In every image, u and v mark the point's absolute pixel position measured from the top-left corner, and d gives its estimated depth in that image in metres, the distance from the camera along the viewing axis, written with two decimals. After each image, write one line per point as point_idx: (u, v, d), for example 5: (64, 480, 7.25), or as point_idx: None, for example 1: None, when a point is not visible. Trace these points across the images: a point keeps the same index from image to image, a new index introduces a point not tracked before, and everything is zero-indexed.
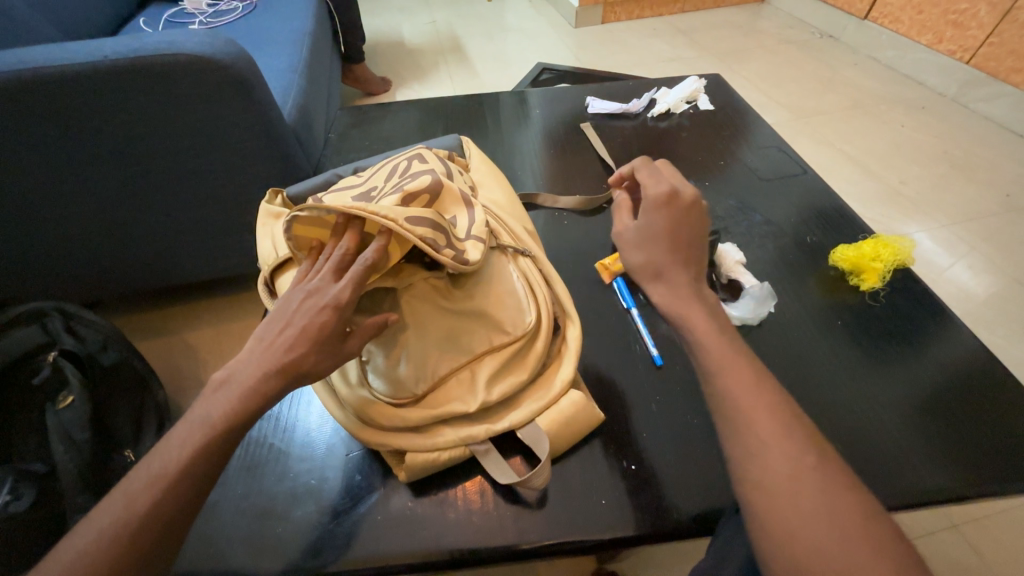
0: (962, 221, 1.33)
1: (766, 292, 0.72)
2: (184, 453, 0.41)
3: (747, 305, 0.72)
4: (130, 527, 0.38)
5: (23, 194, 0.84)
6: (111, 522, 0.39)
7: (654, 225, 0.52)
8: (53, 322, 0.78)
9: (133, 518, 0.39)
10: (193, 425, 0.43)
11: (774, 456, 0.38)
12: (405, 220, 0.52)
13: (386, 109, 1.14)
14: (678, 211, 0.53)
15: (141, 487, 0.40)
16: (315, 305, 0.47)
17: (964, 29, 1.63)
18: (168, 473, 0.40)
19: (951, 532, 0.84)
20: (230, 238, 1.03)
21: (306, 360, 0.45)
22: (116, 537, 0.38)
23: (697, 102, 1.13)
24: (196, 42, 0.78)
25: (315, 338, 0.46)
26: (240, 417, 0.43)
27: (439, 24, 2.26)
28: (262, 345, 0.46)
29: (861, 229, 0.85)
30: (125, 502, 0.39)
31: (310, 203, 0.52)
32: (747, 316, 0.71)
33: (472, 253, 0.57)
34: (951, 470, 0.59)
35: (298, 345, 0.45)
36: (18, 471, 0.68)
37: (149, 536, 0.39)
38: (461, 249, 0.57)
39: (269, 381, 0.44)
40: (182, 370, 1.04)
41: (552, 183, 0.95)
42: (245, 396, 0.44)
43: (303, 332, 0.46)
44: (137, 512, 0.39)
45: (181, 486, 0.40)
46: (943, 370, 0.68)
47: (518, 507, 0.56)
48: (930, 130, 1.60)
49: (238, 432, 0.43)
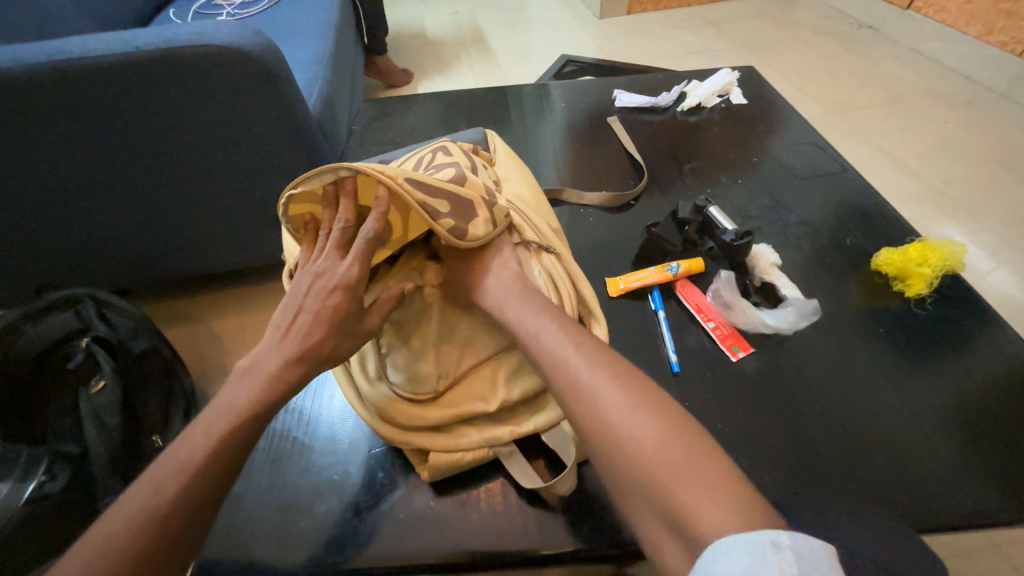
0: (1008, 224, 1.26)
1: (808, 307, 0.69)
2: (210, 441, 0.41)
3: (787, 315, 0.69)
4: (159, 516, 0.38)
5: (57, 184, 0.86)
6: (139, 508, 0.39)
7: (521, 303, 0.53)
8: (85, 308, 0.80)
9: (162, 505, 0.39)
10: (220, 413, 0.43)
11: (733, 465, 0.36)
12: (400, 184, 0.50)
13: (409, 101, 1.13)
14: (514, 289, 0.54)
15: (169, 473, 0.40)
16: (325, 287, 0.48)
17: (1017, 19, 1.53)
18: (193, 461, 0.40)
19: (991, 552, 0.80)
20: (254, 229, 1.04)
21: (322, 344, 0.47)
22: (145, 524, 0.38)
23: (729, 96, 1.09)
24: (225, 33, 0.78)
25: (332, 322, 0.47)
26: (268, 405, 0.44)
27: (461, 15, 2.23)
28: (279, 333, 0.47)
29: (904, 232, 0.81)
30: (154, 488, 0.40)
31: (302, 176, 0.49)
32: (783, 325, 0.68)
33: (477, 225, 0.56)
34: (1000, 490, 0.56)
35: (313, 328, 0.47)
36: (54, 452, 0.70)
37: (177, 524, 0.39)
38: (463, 215, 0.55)
39: (289, 368, 0.45)
40: (207, 358, 1.06)
41: (577, 178, 0.93)
42: (270, 385, 0.44)
43: (317, 316, 0.47)
44: (165, 500, 0.39)
45: (210, 475, 0.40)
46: (992, 381, 0.64)
47: (541, 511, 0.55)
48: (976, 128, 1.52)
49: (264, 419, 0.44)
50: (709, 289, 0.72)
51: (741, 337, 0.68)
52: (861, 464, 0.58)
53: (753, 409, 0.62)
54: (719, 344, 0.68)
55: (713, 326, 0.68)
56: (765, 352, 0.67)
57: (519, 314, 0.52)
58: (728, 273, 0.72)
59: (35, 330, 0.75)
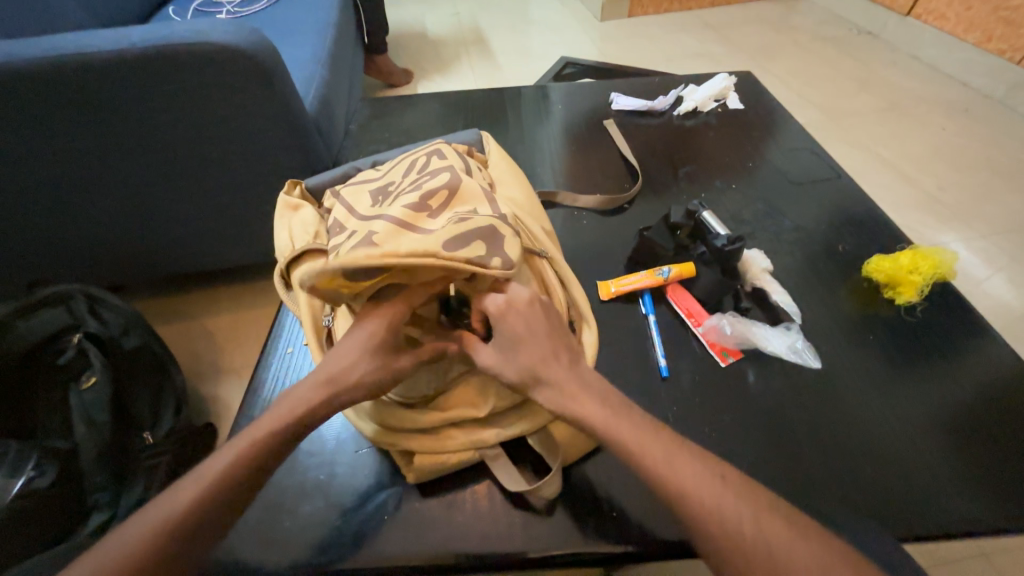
0: (1004, 231, 1.26)
1: (809, 353, 0.67)
2: (229, 458, 0.42)
3: (788, 348, 0.67)
4: (165, 529, 0.39)
5: (51, 180, 0.86)
6: (149, 523, 0.39)
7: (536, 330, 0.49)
8: (77, 305, 0.79)
9: (171, 519, 0.39)
10: (243, 436, 0.44)
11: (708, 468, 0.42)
12: (439, 246, 0.46)
13: (407, 101, 1.13)
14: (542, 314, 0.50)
15: (186, 487, 0.41)
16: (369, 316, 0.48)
17: (1016, 27, 1.53)
18: (209, 472, 0.41)
19: (979, 560, 0.80)
20: (249, 227, 1.04)
21: (352, 370, 0.46)
22: (154, 537, 0.38)
23: (725, 101, 1.09)
24: (221, 31, 0.78)
25: (369, 348, 0.47)
26: (283, 422, 0.44)
27: (462, 16, 2.24)
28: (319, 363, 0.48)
29: (897, 239, 0.81)
30: (165, 498, 0.41)
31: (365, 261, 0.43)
32: (782, 352, 0.67)
33: (511, 250, 0.50)
34: (987, 498, 0.56)
35: (346, 353, 0.47)
36: (43, 449, 0.70)
37: (185, 539, 0.39)
38: (501, 249, 0.50)
39: (315, 393, 0.45)
40: (200, 355, 1.06)
41: (572, 180, 0.93)
42: (294, 408, 0.45)
43: (356, 341, 0.47)
44: (173, 512, 0.39)
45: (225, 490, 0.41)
46: (980, 390, 0.65)
47: (526, 514, 0.55)
48: (973, 134, 1.52)
49: (280, 436, 0.44)
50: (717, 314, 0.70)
51: (734, 349, 0.67)
52: (846, 471, 0.58)
53: (743, 414, 0.62)
54: (709, 349, 0.68)
55: (702, 330, 0.68)
56: (755, 357, 0.67)
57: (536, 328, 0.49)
58: (735, 315, 0.69)
59: (25, 326, 0.75)
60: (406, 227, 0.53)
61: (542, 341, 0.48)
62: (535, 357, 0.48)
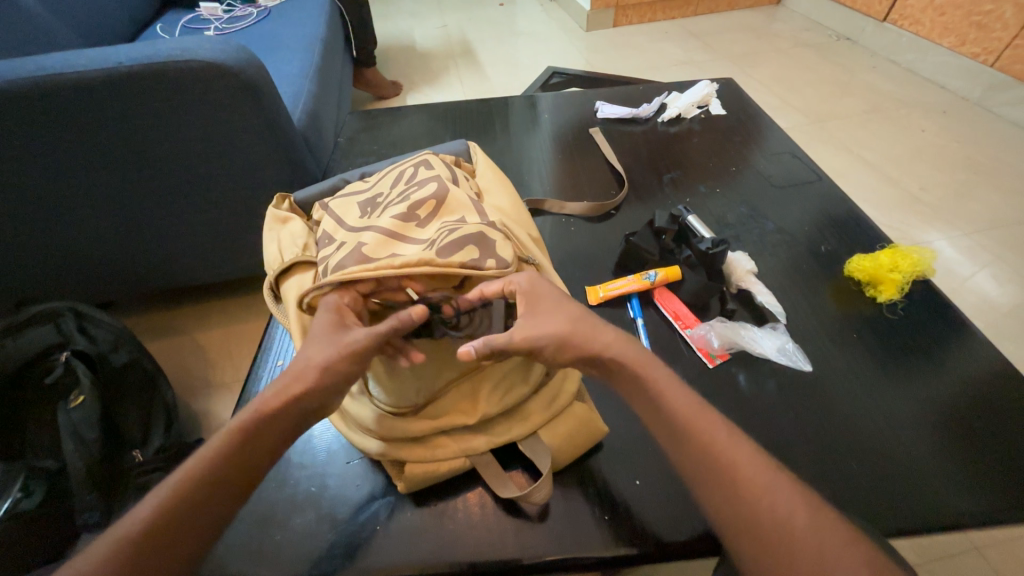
0: (986, 229, 1.29)
1: (797, 355, 0.68)
2: (196, 459, 0.42)
3: (775, 350, 0.68)
4: (134, 536, 0.38)
5: (37, 198, 0.86)
6: (119, 532, 0.38)
7: (553, 305, 0.51)
8: (66, 322, 0.79)
9: (138, 525, 0.38)
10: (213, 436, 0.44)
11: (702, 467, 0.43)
12: (435, 253, 0.51)
13: (396, 114, 1.14)
14: (543, 290, 0.52)
15: (153, 495, 0.40)
16: (333, 303, 0.51)
17: (989, 31, 1.58)
18: (173, 478, 0.41)
19: (972, 554, 0.81)
20: (239, 241, 1.04)
21: (312, 356, 0.47)
22: (122, 543, 0.38)
23: (708, 107, 1.11)
24: (207, 49, 0.79)
25: (324, 333, 0.48)
26: (250, 417, 0.44)
27: (450, 28, 2.26)
28: (287, 371, 0.47)
29: (878, 238, 0.83)
30: (127, 513, 0.40)
31: (357, 267, 0.50)
32: (769, 354, 0.68)
33: (504, 251, 0.54)
34: (974, 492, 0.57)
35: (316, 348, 0.47)
36: (30, 469, 0.70)
37: (162, 545, 0.38)
38: (494, 250, 0.53)
39: (285, 392, 0.46)
40: (191, 371, 1.05)
41: (559, 188, 0.94)
42: (265, 411, 0.45)
43: (317, 326, 0.49)
44: (139, 519, 0.39)
45: (198, 491, 0.40)
46: (963, 385, 0.66)
47: (518, 520, 0.55)
48: (952, 135, 1.56)
49: (246, 432, 0.44)
50: (705, 321, 0.71)
51: (721, 353, 0.68)
52: (834, 469, 0.58)
53: (730, 414, 0.63)
54: (698, 352, 0.68)
55: (691, 334, 0.69)
56: (743, 358, 0.68)
57: (547, 308, 0.51)
58: (723, 320, 0.70)
59: (12, 345, 0.75)
60: (395, 237, 0.55)
61: (555, 316, 0.50)
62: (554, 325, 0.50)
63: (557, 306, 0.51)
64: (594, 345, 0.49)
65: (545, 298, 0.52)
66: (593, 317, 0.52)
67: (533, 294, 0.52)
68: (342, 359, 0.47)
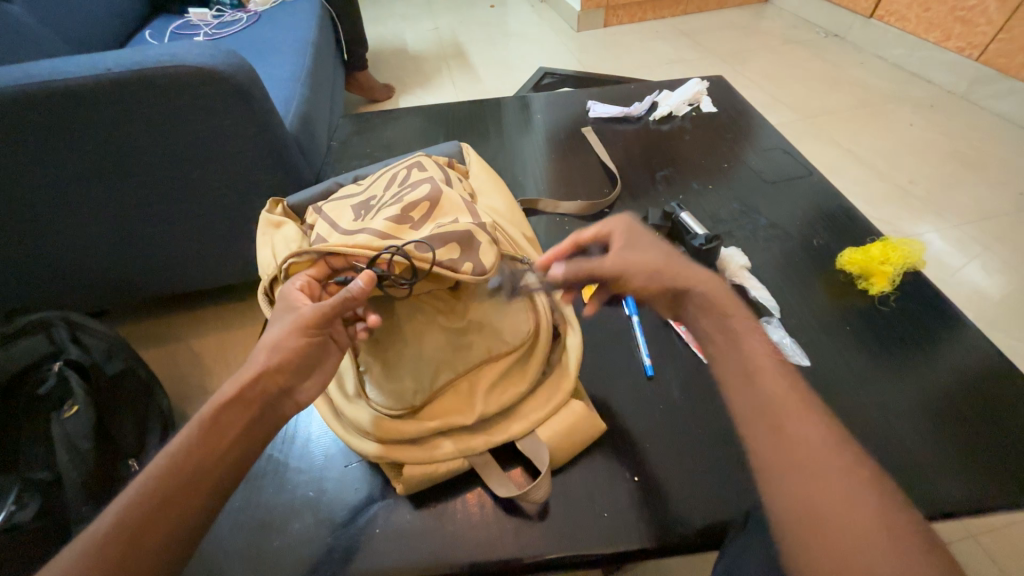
0: (975, 221, 1.30)
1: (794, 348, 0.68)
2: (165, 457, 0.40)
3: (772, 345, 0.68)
4: (101, 537, 0.36)
5: (26, 207, 0.85)
6: (90, 534, 0.36)
7: (647, 247, 0.60)
8: (58, 331, 0.78)
9: (108, 526, 0.36)
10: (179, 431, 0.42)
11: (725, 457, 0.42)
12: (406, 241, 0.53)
13: (388, 116, 1.14)
14: (639, 236, 0.61)
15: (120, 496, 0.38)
16: (295, 287, 0.52)
17: (973, 26, 1.60)
18: (139, 478, 0.39)
19: (967, 542, 0.81)
20: (233, 246, 1.03)
21: (266, 335, 0.47)
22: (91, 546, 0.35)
23: (699, 105, 1.12)
24: (198, 54, 0.78)
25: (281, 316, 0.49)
26: (215, 408, 0.43)
27: (442, 30, 2.27)
28: (248, 363, 0.46)
29: (868, 231, 0.84)
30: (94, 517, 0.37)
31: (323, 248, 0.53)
32: None
33: (487, 256, 0.54)
34: (969, 480, 0.57)
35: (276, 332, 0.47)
36: (24, 480, 0.70)
37: (131, 543, 0.36)
38: (478, 253, 0.53)
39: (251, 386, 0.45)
40: (186, 378, 1.04)
41: (553, 187, 0.95)
42: (234, 404, 0.43)
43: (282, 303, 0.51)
44: (105, 521, 0.36)
45: (168, 489, 0.38)
46: (955, 374, 0.66)
47: (518, 520, 0.55)
48: (940, 129, 1.57)
49: (215, 425, 0.42)
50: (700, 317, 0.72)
51: None
52: None
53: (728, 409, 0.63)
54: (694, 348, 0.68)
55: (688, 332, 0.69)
56: None
57: (643, 249, 0.59)
58: None
59: (4, 355, 0.73)
60: (387, 239, 0.54)
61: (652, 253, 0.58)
62: (647, 260, 0.57)
63: (653, 251, 0.59)
64: (677, 284, 0.54)
65: (641, 244, 0.60)
66: (682, 258, 0.58)
67: (630, 240, 0.60)
68: (287, 334, 0.47)
